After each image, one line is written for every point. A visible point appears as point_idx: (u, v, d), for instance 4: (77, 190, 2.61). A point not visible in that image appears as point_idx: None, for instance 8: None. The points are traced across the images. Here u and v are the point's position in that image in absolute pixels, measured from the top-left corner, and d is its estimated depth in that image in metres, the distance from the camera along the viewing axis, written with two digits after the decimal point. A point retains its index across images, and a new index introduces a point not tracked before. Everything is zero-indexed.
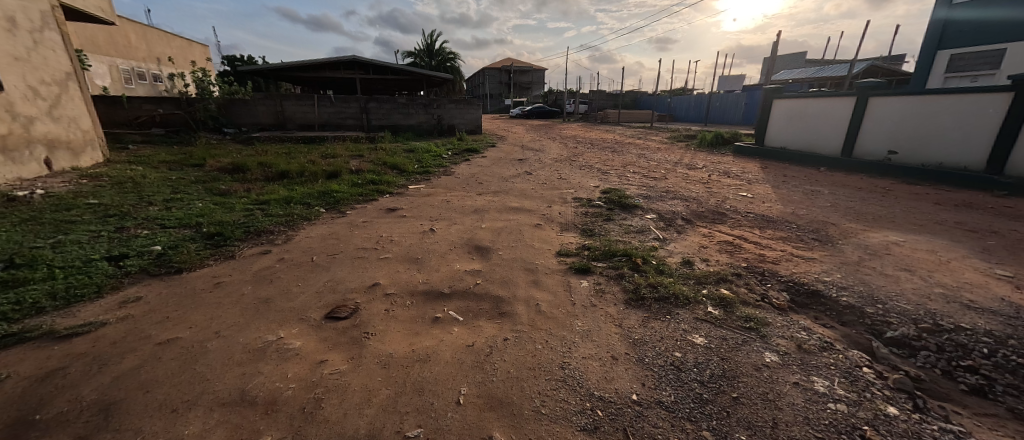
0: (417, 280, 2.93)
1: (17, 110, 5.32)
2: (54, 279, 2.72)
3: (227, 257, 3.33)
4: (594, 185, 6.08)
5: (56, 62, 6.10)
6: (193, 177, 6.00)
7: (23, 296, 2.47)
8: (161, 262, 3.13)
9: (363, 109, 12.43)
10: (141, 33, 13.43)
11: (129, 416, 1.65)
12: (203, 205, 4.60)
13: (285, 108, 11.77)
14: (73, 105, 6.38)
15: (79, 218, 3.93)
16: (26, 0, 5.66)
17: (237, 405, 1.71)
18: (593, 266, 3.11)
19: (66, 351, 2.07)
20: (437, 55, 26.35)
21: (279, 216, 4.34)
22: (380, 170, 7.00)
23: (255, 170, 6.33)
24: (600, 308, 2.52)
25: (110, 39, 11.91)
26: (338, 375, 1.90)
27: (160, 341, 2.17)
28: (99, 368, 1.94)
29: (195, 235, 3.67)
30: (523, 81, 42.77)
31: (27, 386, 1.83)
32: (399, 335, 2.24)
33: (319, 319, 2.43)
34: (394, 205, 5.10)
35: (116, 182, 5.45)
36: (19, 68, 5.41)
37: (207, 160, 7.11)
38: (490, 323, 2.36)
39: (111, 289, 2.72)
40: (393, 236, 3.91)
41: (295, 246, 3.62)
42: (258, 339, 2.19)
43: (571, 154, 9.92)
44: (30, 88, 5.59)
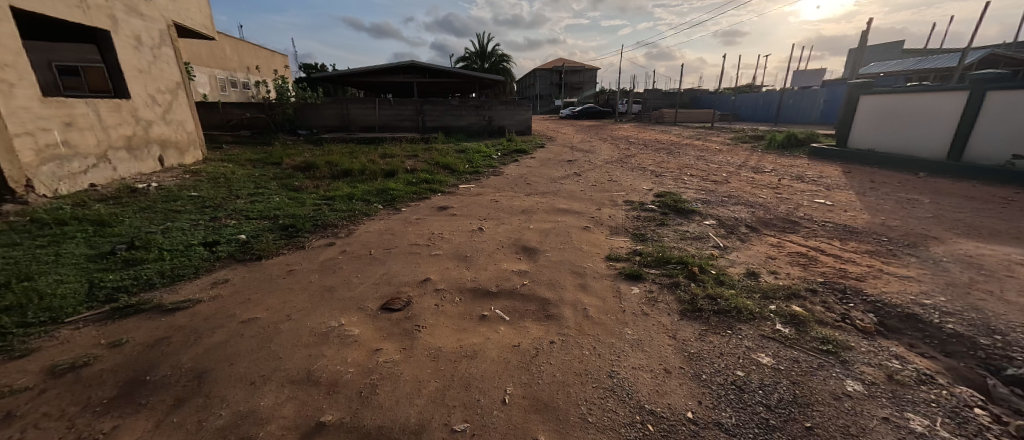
0: (465, 277, 3.01)
1: (139, 114, 6.20)
2: (162, 261, 3.14)
3: (299, 248, 3.64)
4: (647, 188, 5.88)
5: (170, 73, 7.03)
6: (273, 174, 6.63)
7: (138, 274, 2.89)
8: (245, 249, 3.50)
9: (419, 111, 12.97)
10: (234, 45, 15.05)
11: (217, 384, 1.87)
12: (280, 199, 5.07)
13: (350, 111, 12.58)
14: (181, 110, 7.31)
15: (183, 208, 4.50)
16: (149, 21, 6.57)
17: (304, 384, 1.87)
18: (646, 272, 3.01)
19: (171, 323, 2.39)
20: (491, 57, 27.01)
21: (342, 211, 4.66)
22: (433, 170, 7.29)
23: (323, 168, 6.85)
24: (653, 317, 2.44)
25: (210, 52, 13.51)
26: (391, 364, 2.01)
27: (243, 320, 2.43)
28: (194, 340, 2.21)
29: (272, 226, 4.07)
30: (575, 82, 42.31)
31: (140, 350, 2.14)
32: (448, 330, 2.31)
33: (375, 309, 2.58)
34: (444, 203, 5.28)
35: (211, 177, 6.17)
36: (142, 79, 6.32)
37: (283, 159, 7.80)
38: (536, 325, 2.37)
39: (205, 271, 3.09)
40: (445, 234, 4.04)
41: (356, 240, 3.87)
42: (323, 324, 2.37)
43: (623, 155, 9.65)
44: (150, 96, 6.49)
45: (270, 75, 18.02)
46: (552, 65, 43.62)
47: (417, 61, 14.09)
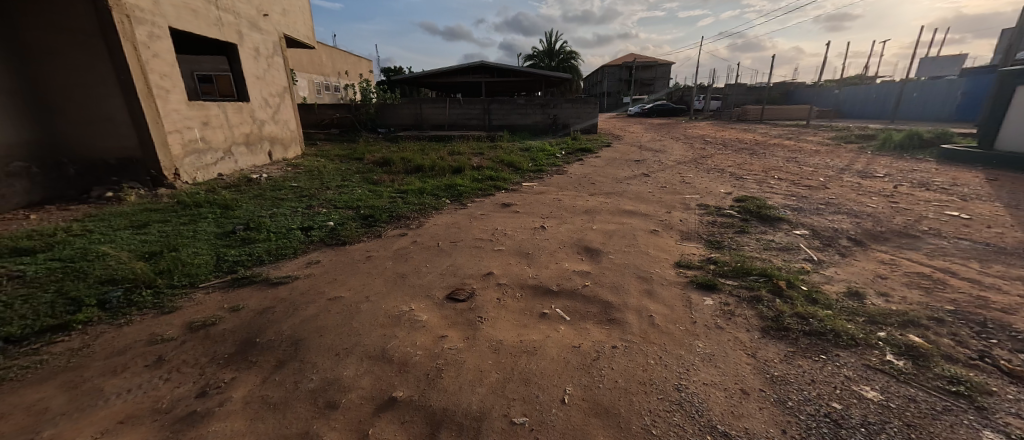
0: (527, 274, 3.07)
1: (256, 115, 7.17)
2: (269, 241, 3.63)
3: (377, 236, 3.97)
4: (725, 191, 5.48)
5: (279, 78, 8.02)
6: (356, 168, 7.26)
7: (251, 252, 3.37)
8: (333, 234, 3.90)
9: (486, 110, 13.34)
10: (330, 52, 16.73)
11: (310, 352, 2.13)
12: (362, 192, 5.55)
13: (424, 111, 13.31)
14: (287, 111, 8.30)
15: (285, 197, 5.13)
16: (266, 34, 7.56)
17: (380, 360, 2.05)
18: (722, 283, 2.83)
19: (275, 295, 2.76)
20: (559, 54, 26.87)
21: (414, 204, 4.99)
22: (497, 167, 7.47)
23: (398, 164, 7.35)
24: (728, 331, 2.29)
25: (310, 59, 15.16)
26: (455, 351, 2.13)
27: (330, 297, 2.73)
28: (293, 311, 2.54)
29: (355, 216, 4.47)
30: (646, 77, 40.48)
31: (253, 315, 2.50)
32: (509, 324, 2.39)
33: (441, 297, 2.74)
34: (508, 200, 5.40)
35: (308, 171, 6.94)
36: (259, 85, 7.29)
37: (365, 156, 8.50)
38: (598, 328, 2.35)
39: (301, 252, 3.51)
40: (508, 230, 4.14)
41: (425, 232, 4.12)
42: (395, 308, 2.58)
43: (698, 155, 9.07)
44: (264, 99, 7.47)
45: (357, 78, 19.70)
46: (622, 61, 42.15)
47: (487, 61, 14.49)
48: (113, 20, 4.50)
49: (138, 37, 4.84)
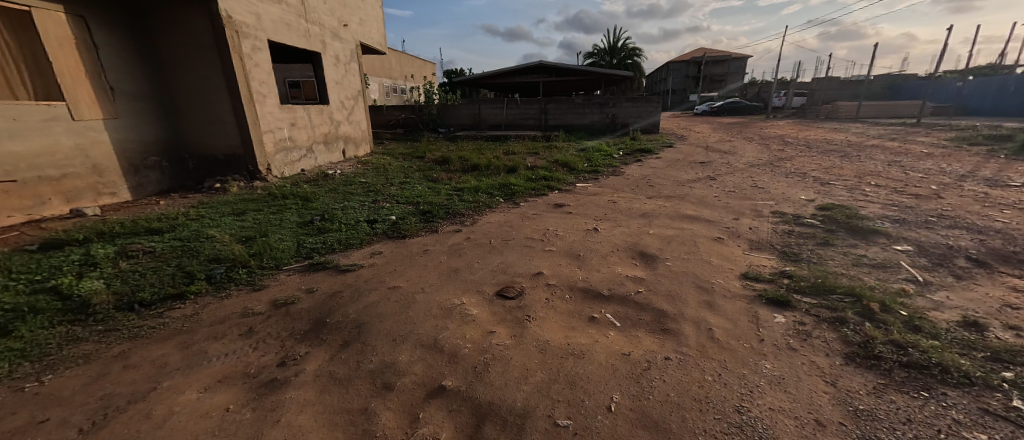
0: (577, 276, 3.08)
1: (334, 116, 7.85)
2: (339, 231, 3.98)
3: (433, 231, 4.19)
4: (806, 198, 5.05)
5: (354, 82, 8.70)
6: (418, 166, 7.66)
7: (325, 240, 3.72)
8: (394, 228, 4.18)
9: (543, 110, 13.38)
10: (398, 57, 17.86)
11: (371, 335, 2.33)
12: (421, 188, 5.86)
13: (482, 111, 13.67)
14: (359, 112, 8.98)
15: (355, 191, 5.57)
16: (345, 42, 8.24)
17: (433, 349, 2.19)
18: (797, 300, 2.63)
19: (343, 280, 3.04)
20: (621, 52, 26.15)
21: (469, 202, 5.18)
22: (552, 167, 7.49)
23: (455, 162, 7.65)
24: (803, 354, 2.12)
25: (381, 64, 16.28)
26: (503, 347, 2.21)
27: (390, 286, 2.95)
28: (358, 297, 2.78)
29: (414, 211, 4.75)
30: (716, 73, 37.98)
31: (325, 298, 2.78)
32: (556, 326, 2.43)
33: (491, 294, 2.85)
34: (561, 201, 5.41)
35: (375, 168, 7.46)
36: (337, 89, 7.98)
37: (425, 154, 8.93)
38: (651, 337, 2.31)
39: (366, 243, 3.81)
40: (560, 231, 4.17)
41: (478, 229, 4.27)
42: (448, 300, 2.72)
43: (774, 158, 8.39)
44: (341, 101, 8.16)
45: (421, 80, 20.73)
46: (690, 57, 39.93)
47: (545, 61, 14.53)
48: (226, 35, 5.17)
49: (244, 49, 5.51)
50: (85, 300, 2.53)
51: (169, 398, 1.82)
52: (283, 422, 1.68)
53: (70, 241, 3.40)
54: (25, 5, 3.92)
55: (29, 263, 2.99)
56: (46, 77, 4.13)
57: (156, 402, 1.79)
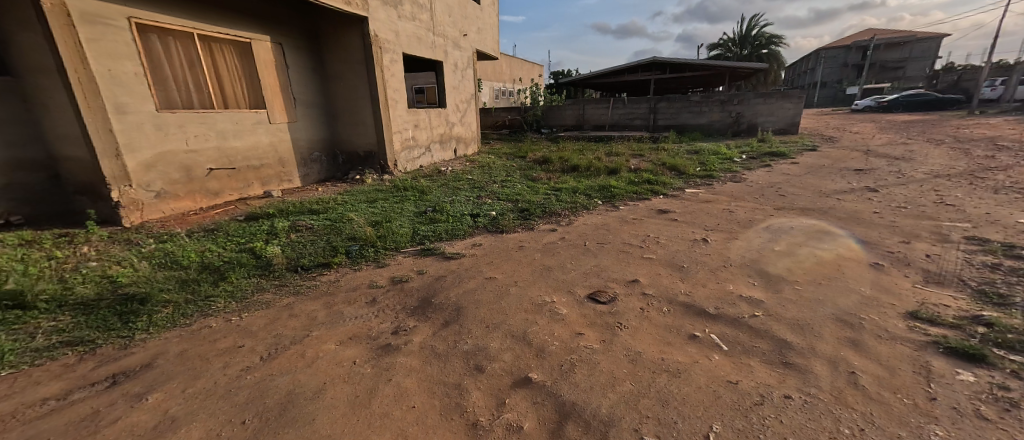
0: (678, 289, 2.92)
1: (448, 118, 8.61)
2: (447, 223, 4.41)
3: (529, 228, 4.38)
4: (1019, 222, 3.91)
5: (468, 87, 9.42)
6: (519, 166, 7.97)
7: (435, 230, 4.17)
8: (494, 223, 4.47)
9: (652, 109, 12.72)
10: (508, 61, 18.83)
11: (469, 319, 2.57)
12: (522, 187, 6.11)
13: (586, 111, 13.58)
14: (470, 114, 9.70)
15: (462, 187, 6.06)
16: (464, 50, 8.97)
17: (523, 342, 2.31)
18: (999, 357, 1.99)
19: (447, 266, 3.39)
20: (754, 41, 23.31)
21: (567, 202, 5.25)
22: (658, 170, 7.13)
23: (556, 163, 7.77)
24: (1003, 429, 1.58)
25: (493, 68, 17.32)
26: (591, 351, 2.22)
27: (487, 276, 3.19)
28: (459, 282, 3.08)
29: (513, 208, 5.00)
30: (885, 61, 31.20)
31: (433, 280, 3.15)
32: (650, 338, 2.34)
33: (584, 296, 2.88)
34: (666, 207, 5.14)
35: (480, 166, 7.98)
36: (454, 94, 8.73)
37: (527, 154, 9.23)
38: (766, 368, 2.03)
39: (468, 234, 4.17)
40: (662, 238, 3.98)
41: (574, 229, 4.33)
42: (539, 297, 2.84)
43: (971, 167, 6.62)
44: (456, 104, 8.90)
45: (530, 83, 21.46)
46: (846, 44, 33.56)
47: (660, 57, 13.74)
48: (371, 50, 6.09)
49: (384, 61, 6.42)
50: (268, 260, 3.28)
51: (317, 344, 2.28)
52: (394, 381, 1.97)
53: (258, 215, 4.41)
54: (247, 37, 5.16)
55: (233, 229, 3.98)
56: (257, 92, 5.37)
57: (308, 347, 2.25)
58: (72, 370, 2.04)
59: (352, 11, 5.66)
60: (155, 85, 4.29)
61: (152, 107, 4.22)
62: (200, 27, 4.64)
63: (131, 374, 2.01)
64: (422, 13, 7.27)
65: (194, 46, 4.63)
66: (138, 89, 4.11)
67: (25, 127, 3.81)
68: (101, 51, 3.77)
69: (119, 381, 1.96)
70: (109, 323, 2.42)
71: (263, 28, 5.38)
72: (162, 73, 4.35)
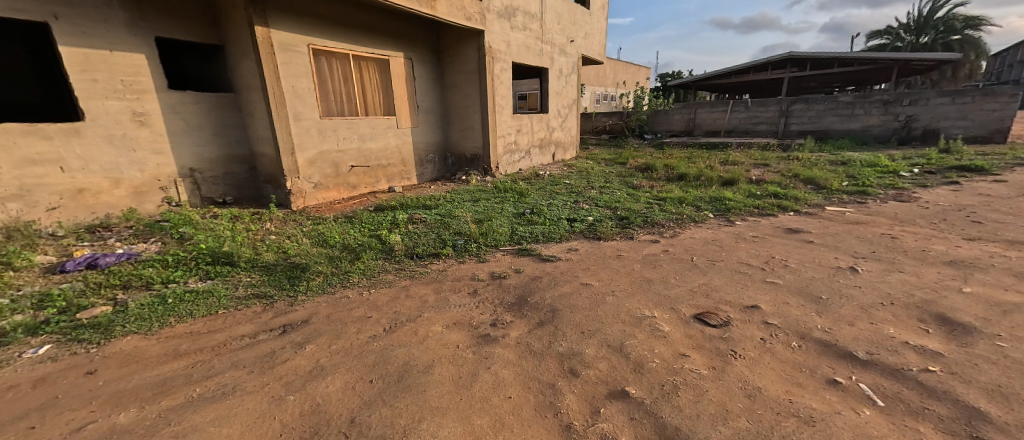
0: (810, 322, 2.52)
1: (550, 122, 8.77)
2: (544, 225, 4.51)
3: (628, 237, 4.23)
4: None
5: (572, 91, 9.45)
6: (619, 172, 7.73)
7: (532, 231, 4.29)
8: (591, 229, 4.42)
9: (783, 112, 11.15)
10: (612, 65, 18.42)
11: (563, 322, 2.59)
12: (622, 194, 5.92)
13: (697, 115, 12.54)
14: (571, 119, 9.73)
15: (559, 191, 6.13)
16: (570, 56, 9.04)
17: (622, 356, 2.25)
18: None
19: (543, 268, 3.47)
20: (934, 27, 18.87)
21: (671, 213, 4.92)
22: (787, 183, 6.24)
23: (660, 171, 7.34)
24: None
25: (596, 73, 17.12)
26: (698, 376, 2.05)
27: (582, 282, 3.18)
28: (553, 285, 3.14)
29: (612, 215, 4.88)
30: None
31: (529, 279, 3.26)
32: (772, 373, 2.06)
33: (690, 315, 2.68)
34: (797, 225, 4.47)
35: (578, 170, 7.98)
36: (557, 99, 8.85)
37: (628, 160, 8.89)
38: (939, 437, 1.63)
39: (564, 238, 4.20)
40: (790, 262, 3.48)
41: (679, 243, 4.04)
42: (638, 311, 2.73)
43: None
44: (558, 109, 9.02)
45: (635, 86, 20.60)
46: None
47: (795, 51, 11.95)
48: (486, 60, 6.57)
49: (495, 70, 6.84)
50: (390, 246, 3.78)
51: (427, 325, 2.56)
52: (493, 370, 2.10)
53: (384, 206, 5.09)
54: (387, 54, 5.98)
55: (365, 217, 4.65)
56: (391, 101, 6.19)
57: (420, 325, 2.54)
58: (260, 316, 2.63)
59: (472, 25, 6.19)
60: (321, 97, 5.24)
61: (317, 115, 5.18)
62: (354, 49, 5.53)
63: (295, 326, 2.52)
64: (533, 22, 7.55)
65: (348, 64, 5.54)
66: (310, 100, 5.08)
67: (237, 131, 5.01)
68: (289, 72, 4.77)
69: (288, 331, 2.47)
70: (282, 284, 3.06)
71: (399, 46, 6.17)
72: (326, 88, 5.30)
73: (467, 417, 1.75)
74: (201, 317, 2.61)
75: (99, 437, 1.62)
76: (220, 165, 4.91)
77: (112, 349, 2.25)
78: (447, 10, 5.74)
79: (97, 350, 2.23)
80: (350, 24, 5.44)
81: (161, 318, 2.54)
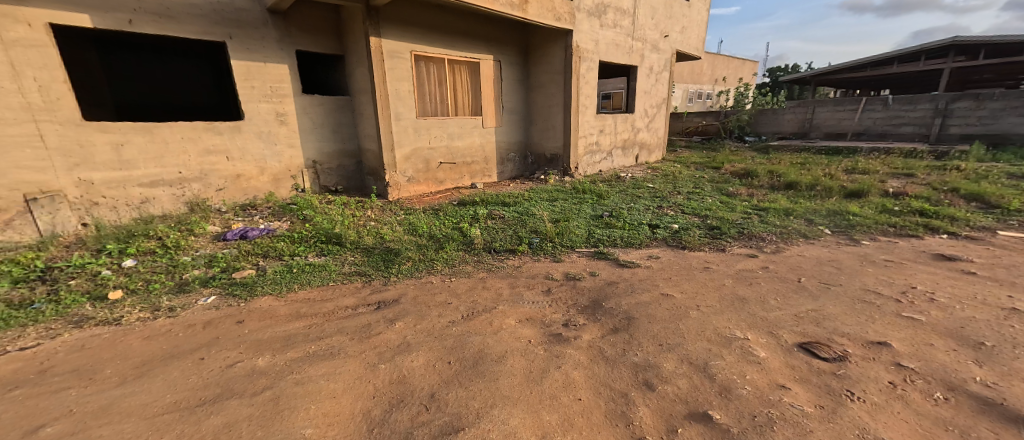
0: (961, 370, 2.04)
1: (636, 123, 8.48)
2: (623, 230, 4.40)
3: (719, 249, 3.93)
4: None
5: (663, 89, 8.98)
6: (712, 177, 7.20)
7: (611, 235, 4.22)
8: (676, 237, 4.21)
9: (938, 111, 9.19)
10: (711, 60, 17.12)
11: (639, 332, 2.52)
12: (714, 201, 5.52)
13: (816, 115, 11.10)
14: (660, 119, 9.27)
15: (642, 194, 5.91)
16: (663, 52, 8.60)
17: (706, 377, 2.07)
18: None
19: (621, 273, 3.40)
20: None
21: (775, 226, 4.44)
22: (939, 199, 5.20)
23: (763, 177, 6.66)
24: None
25: (691, 70, 16.09)
26: (799, 411, 1.79)
27: (663, 293, 3.04)
28: (631, 292, 3.06)
29: (701, 224, 4.58)
30: None
31: (605, 284, 3.22)
32: (903, 425, 1.69)
33: (793, 343, 2.36)
34: (952, 252, 3.71)
35: (664, 174, 7.58)
36: (646, 98, 8.49)
37: (724, 164, 8.21)
38: None
39: (644, 244, 4.06)
40: (939, 296, 2.88)
41: (783, 260, 3.63)
42: (727, 330, 2.51)
43: None
44: (646, 109, 8.65)
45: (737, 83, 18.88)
46: None
47: (961, 36, 9.90)
48: (573, 60, 6.58)
49: (582, 69, 6.81)
50: (471, 239, 4.01)
51: (500, 317, 2.69)
52: (563, 370, 2.14)
53: (467, 202, 5.40)
54: (478, 57, 6.30)
55: (450, 211, 4.98)
56: (479, 101, 6.52)
57: (495, 317, 2.68)
58: (360, 291, 3.02)
59: (561, 26, 6.25)
60: (418, 99, 5.72)
61: (414, 115, 5.67)
62: (449, 53, 5.92)
63: (387, 304, 2.83)
64: (624, 19, 7.34)
65: (444, 68, 5.96)
66: (409, 102, 5.58)
67: (349, 129, 5.70)
68: (392, 76, 5.29)
69: (381, 307, 2.79)
70: (378, 265, 3.45)
71: (490, 49, 6.45)
72: (424, 90, 5.77)
73: (536, 411, 1.81)
74: (317, 286, 3.07)
75: (244, 374, 2.01)
76: (334, 158, 5.63)
77: (254, 305, 2.76)
78: (538, 12, 5.87)
79: (244, 305, 2.76)
80: (449, 30, 5.85)
81: (287, 285, 3.04)
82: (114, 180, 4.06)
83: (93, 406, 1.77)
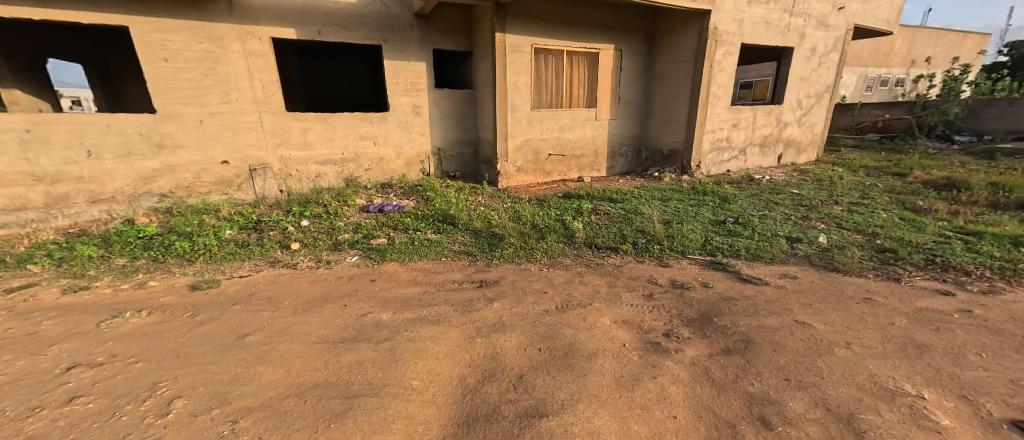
0: None
1: (783, 117, 7.40)
2: (751, 240, 3.96)
3: (890, 278, 3.24)
4: None
5: (827, 75, 7.58)
6: (890, 186, 5.93)
7: (735, 245, 3.85)
8: (825, 256, 3.62)
9: None
10: (905, 37, 13.78)
11: (759, 359, 2.24)
12: (889, 217, 4.56)
13: None
14: (817, 113, 7.88)
15: (782, 201, 5.19)
16: (832, 31, 7.23)
17: (850, 431, 1.70)
18: None
19: (743, 290, 3.08)
20: None
21: (992, 257, 3.45)
22: None
23: (981, 190, 5.17)
24: None
25: (870, 51, 13.27)
26: None
27: (798, 320, 2.64)
28: (753, 312, 2.75)
29: (866, 244, 3.85)
30: None
31: (719, 299, 2.96)
32: None
33: (998, 418, 1.76)
34: None
35: (817, 178, 6.49)
36: (799, 86, 7.29)
37: (914, 171, 6.62)
38: None
39: (779, 261, 3.59)
40: None
41: (1000, 305, 2.76)
42: (890, 381, 2.02)
43: None
44: (799, 100, 7.43)
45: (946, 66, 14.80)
46: None
47: None
48: (706, 45, 5.96)
49: (717, 55, 6.17)
50: (572, 232, 4.07)
51: (593, 315, 2.71)
52: (658, 382, 2.06)
53: (571, 194, 5.44)
54: (598, 47, 6.19)
55: (554, 202, 5.09)
56: (594, 93, 6.43)
57: (589, 313, 2.72)
58: (467, 268, 3.35)
59: (697, 7, 5.69)
60: (534, 91, 5.95)
61: (528, 107, 5.91)
62: (569, 45, 5.94)
63: (487, 283, 3.09)
64: None
65: (562, 60, 6.03)
66: (525, 93, 5.83)
67: (470, 120, 6.18)
68: (512, 69, 5.59)
69: (482, 285, 3.06)
70: (484, 247, 3.76)
71: (612, 38, 6.28)
72: (541, 82, 5.96)
73: (625, 418, 1.78)
74: (432, 259, 3.50)
75: (373, 324, 2.44)
76: (455, 146, 6.18)
77: (384, 267, 3.29)
78: None
79: (376, 266, 3.31)
80: (571, 21, 5.86)
81: (409, 255, 3.52)
82: (301, 158, 5.17)
83: (277, 326, 2.36)
